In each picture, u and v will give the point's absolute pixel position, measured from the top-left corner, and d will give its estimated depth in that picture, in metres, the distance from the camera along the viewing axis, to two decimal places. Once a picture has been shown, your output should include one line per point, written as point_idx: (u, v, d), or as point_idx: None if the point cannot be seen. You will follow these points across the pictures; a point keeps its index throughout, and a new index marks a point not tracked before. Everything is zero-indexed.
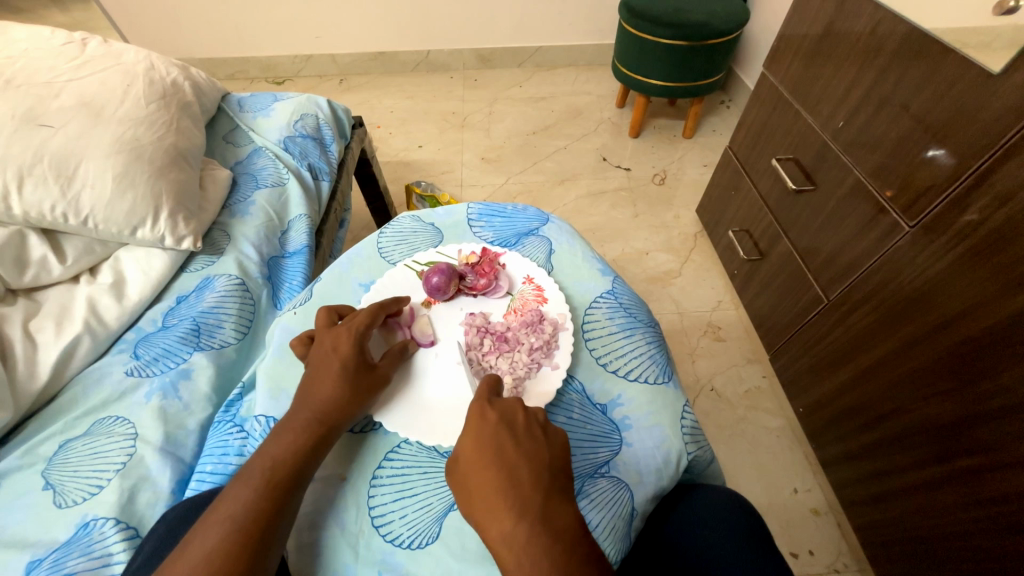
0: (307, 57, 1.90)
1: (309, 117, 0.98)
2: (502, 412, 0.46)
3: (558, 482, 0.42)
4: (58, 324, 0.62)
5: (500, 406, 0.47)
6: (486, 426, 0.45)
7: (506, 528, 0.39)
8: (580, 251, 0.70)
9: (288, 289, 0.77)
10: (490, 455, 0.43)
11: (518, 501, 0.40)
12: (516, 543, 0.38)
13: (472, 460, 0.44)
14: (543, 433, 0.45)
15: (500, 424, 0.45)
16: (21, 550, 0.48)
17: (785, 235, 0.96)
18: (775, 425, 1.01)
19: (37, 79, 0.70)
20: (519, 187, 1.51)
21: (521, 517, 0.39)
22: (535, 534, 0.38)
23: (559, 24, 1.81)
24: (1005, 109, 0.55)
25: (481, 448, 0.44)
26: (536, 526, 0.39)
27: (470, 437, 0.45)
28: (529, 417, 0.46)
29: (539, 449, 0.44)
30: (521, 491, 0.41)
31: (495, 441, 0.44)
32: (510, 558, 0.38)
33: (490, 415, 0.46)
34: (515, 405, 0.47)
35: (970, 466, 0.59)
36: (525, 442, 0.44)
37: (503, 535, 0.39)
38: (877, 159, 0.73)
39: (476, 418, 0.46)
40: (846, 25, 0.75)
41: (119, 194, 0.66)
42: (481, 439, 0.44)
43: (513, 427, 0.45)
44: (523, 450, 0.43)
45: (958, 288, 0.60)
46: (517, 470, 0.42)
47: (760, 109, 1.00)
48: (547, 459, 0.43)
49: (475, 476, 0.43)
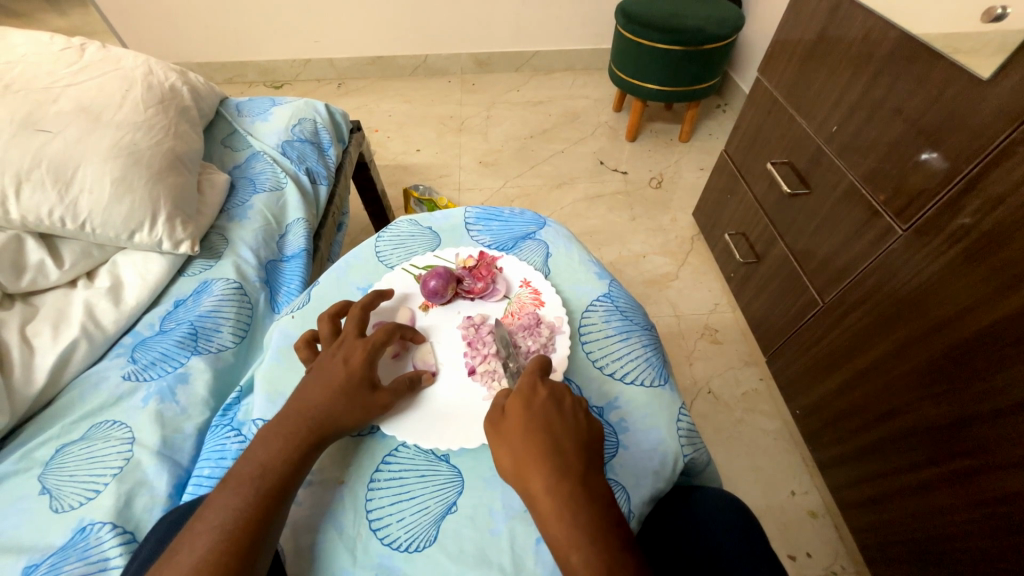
0: (305, 62, 1.91)
1: (307, 122, 0.98)
2: (552, 389, 0.47)
3: (593, 458, 0.43)
4: (55, 328, 0.62)
5: (550, 384, 0.47)
6: (536, 398, 0.46)
7: (552, 484, 0.40)
8: (577, 255, 0.71)
9: (286, 293, 0.78)
10: (539, 422, 0.44)
11: (563, 464, 0.41)
12: (560, 499, 0.40)
13: (519, 422, 0.44)
14: (585, 417, 0.46)
15: (550, 400, 0.46)
16: (18, 554, 0.48)
17: (781, 238, 0.96)
18: (771, 428, 1.01)
19: (35, 85, 0.70)
20: (516, 190, 1.51)
21: (564, 478, 0.41)
22: (576, 494, 0.40)
23: (556, 29, 1.82)
24: (995, 116, 0.56)
25: (531, 415, 0.44)
26: (577, 488, 0.40)
27: (520, 403, 0.45)
28: (575, 401, 0.47)
29: (581, 427, 0.44)
30: (564, 457, 0.42)
31: (545, 411, 0.45)
32: (551, 510, 0.40)
33: (541, 391, 0.46)
34: (563, 386, 0.47)
35: (964, 468, 0.60)
36: (570, 418, 0.45)
37: (546, 490, 0.40)
38: (871, 163, 0.73)
39: (528, 388, 0.47)
40: (839, 30, 0.76)
41: (117, 199, 0.66)
42: (532, 407, 0.45)
43: (561, 404, 0.46)
44: (569, 423, 0.44)
45: (950, 291, 0.61)
46: (562, 442, 0.43)
47: (755, 113, 1.01)
48: (587, 439, 0.44)
49: (522, 438, 0.43)
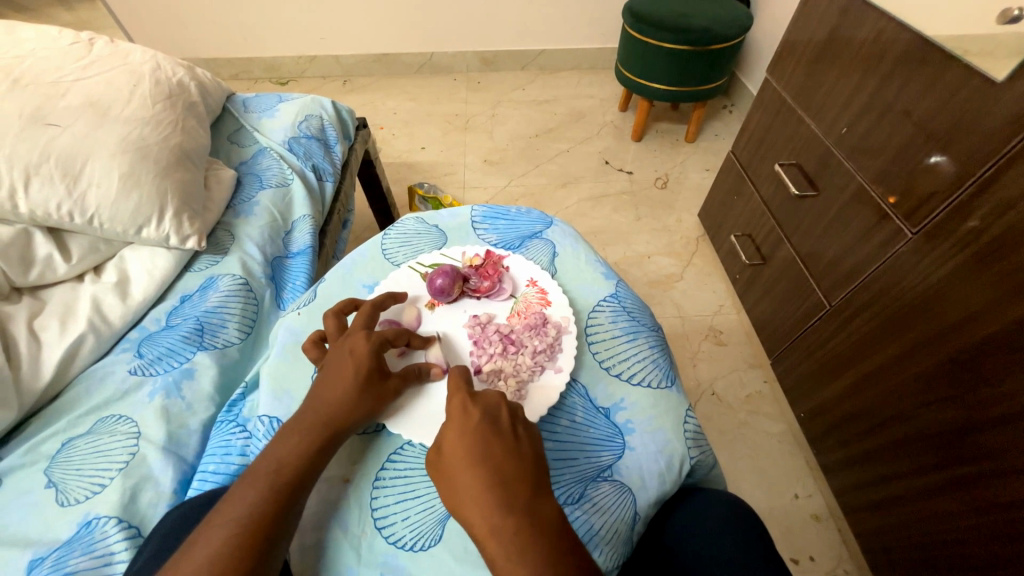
0: (311, 58, 1.91)
1: (314, 118, 0.98)
2: (485, 408, 0.45)
3: (541, 477, 0.42)
4: (62, 322, 0.63)
5: (482, 401, 0.46)
6: (469, 424, 0.44)
7: (495, 521, 0.38)
8: (583, 254, 0.70)
9: (292, 289, 0.77)
10: (476, 448, 0.42)
11: (506, 497, 0.40)
12: (506, 538, 0.38)
13: (458, 456, 0.43)
14: (525, 430, 0.45)
15: (484, 421, 0.44)
16: (23, 548, 0.48)
17: (787, 240, 0.96)
18: (775, 430, 1.01)
19: (44, 79, 0.70)
20: (521, 189, 1.51)
21: (509, 510, 0.39)
22: (523, 528, 0.38)
23: (563, 27, 1.82)
24: (1006, 119, 0.55)
25: (467, 444, 0.43)
26: (524, 522, 0.38)
27: (453, 434, 0.44)
28: (512, 414, 0.46)
29: (522, 446, 0.43)
30: (508, 488, 0.40)
31: (481, 438, 0.43)
32: (498, 548, 0.38)
33: (473, 412, 0.45)
34: (497, 400, 0.46)
35: (971, 474, 0.60)
36: (507, 438, 0.43)
37: (491, 529, 0.38)
38: (880, 165, 0.73)
39: (459, 414, 0.45)
40: (849, 31, 0.76)
41: (124, 194, 0.66)
42: (466, 435, 0.43)
43: (497, 422, 0.45)
44: (506, 446, 0.43)
45: (960, 296, 0.60)
46: (503, 466, 0.41)
47: (763, 114, 1.01)
48: (530, 455, 0.43)
49: (461, 471, 0.42)
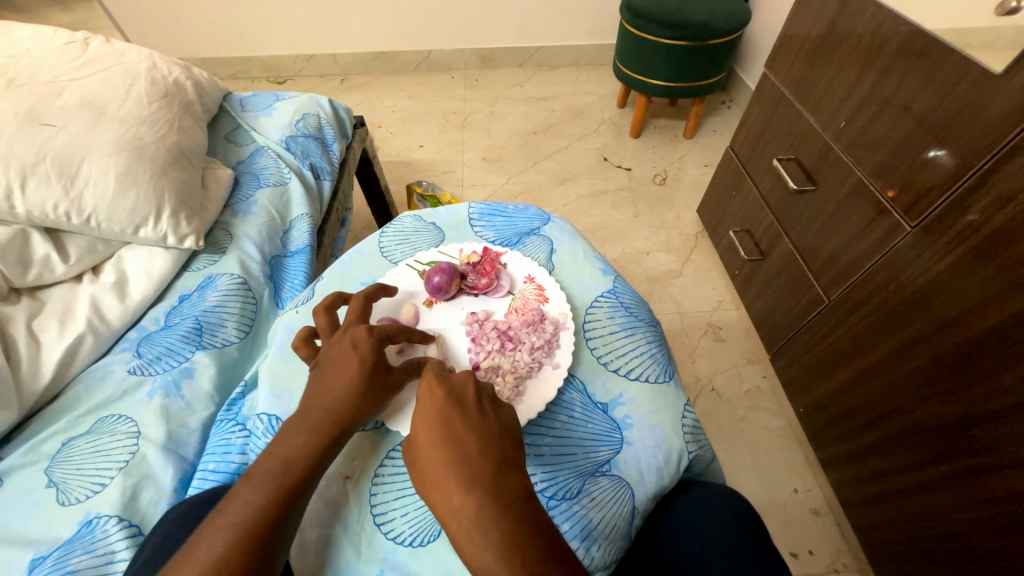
0: (308, 57, 1.90)
1: (311, 117, 0.98)
2: (452, 387, 0.45)
3: (509, 454, 0.41)
4: (62, 322, 0.63)
5: (449, 381, 0.45)
6: (434, 404, 0.43)
7: (459, 503, 0.38)
8: (580, 251, 0.71)
9: (290, 288, 0.77)
10: (439, 426, 0.42)
11: (467, 475, 0.39)
12: (470, 521, 0.37)
13: (423, 438, 0.42)
14: (493, 408, 0.44)
15: (448, 400, 0.43)
16: (25, 547, 0.49)
17: (786, 235, 0.96)
18: (774, 425, 1.01)
19: (39, 79, 0.70)
20: (519, 187, 1.51)
21: (471, 488, 0.38)
22: (485, 507, 0.37)
23: (560, 24, 1.81)
24: (1005, 112, 0.55)
25: (433, 424, 0.42)
26: (486, 500, 0.37)
27: (420, 415, 0.44)
28: (479, 391, 0.45)
29: (487, 422, 0.42)
30: (470, 466, 0.39)
31: (444, 417, 0.42)
32: (462, 530, 0.37)
33: (439, 392, 0.44)
34: (466, 380, 0.46)
35: (970, 467, 0.60)
36: (473, 417, 0.43)
37: (456, 517, 0.38)
38: (878, 159, 0.73)
39: (426, 394, 0.45)
40: (848, 25, 0.76)
41: (121, 193, 0.66)
42: (431, 416, 0.43)
43: (462, 400, 0.44)
44: (471, 425, 0.42)
45: (959, 290, 0.60)
46: (465, 443, 0.41)
47: (761, 108, 1.00)
48: (497, 432, 0.42)
49: (427, 454, 0.41)
